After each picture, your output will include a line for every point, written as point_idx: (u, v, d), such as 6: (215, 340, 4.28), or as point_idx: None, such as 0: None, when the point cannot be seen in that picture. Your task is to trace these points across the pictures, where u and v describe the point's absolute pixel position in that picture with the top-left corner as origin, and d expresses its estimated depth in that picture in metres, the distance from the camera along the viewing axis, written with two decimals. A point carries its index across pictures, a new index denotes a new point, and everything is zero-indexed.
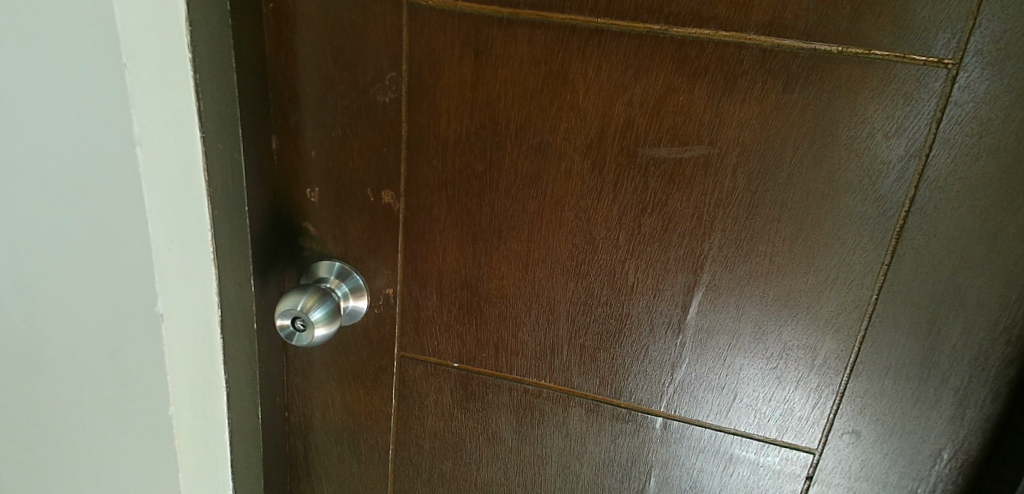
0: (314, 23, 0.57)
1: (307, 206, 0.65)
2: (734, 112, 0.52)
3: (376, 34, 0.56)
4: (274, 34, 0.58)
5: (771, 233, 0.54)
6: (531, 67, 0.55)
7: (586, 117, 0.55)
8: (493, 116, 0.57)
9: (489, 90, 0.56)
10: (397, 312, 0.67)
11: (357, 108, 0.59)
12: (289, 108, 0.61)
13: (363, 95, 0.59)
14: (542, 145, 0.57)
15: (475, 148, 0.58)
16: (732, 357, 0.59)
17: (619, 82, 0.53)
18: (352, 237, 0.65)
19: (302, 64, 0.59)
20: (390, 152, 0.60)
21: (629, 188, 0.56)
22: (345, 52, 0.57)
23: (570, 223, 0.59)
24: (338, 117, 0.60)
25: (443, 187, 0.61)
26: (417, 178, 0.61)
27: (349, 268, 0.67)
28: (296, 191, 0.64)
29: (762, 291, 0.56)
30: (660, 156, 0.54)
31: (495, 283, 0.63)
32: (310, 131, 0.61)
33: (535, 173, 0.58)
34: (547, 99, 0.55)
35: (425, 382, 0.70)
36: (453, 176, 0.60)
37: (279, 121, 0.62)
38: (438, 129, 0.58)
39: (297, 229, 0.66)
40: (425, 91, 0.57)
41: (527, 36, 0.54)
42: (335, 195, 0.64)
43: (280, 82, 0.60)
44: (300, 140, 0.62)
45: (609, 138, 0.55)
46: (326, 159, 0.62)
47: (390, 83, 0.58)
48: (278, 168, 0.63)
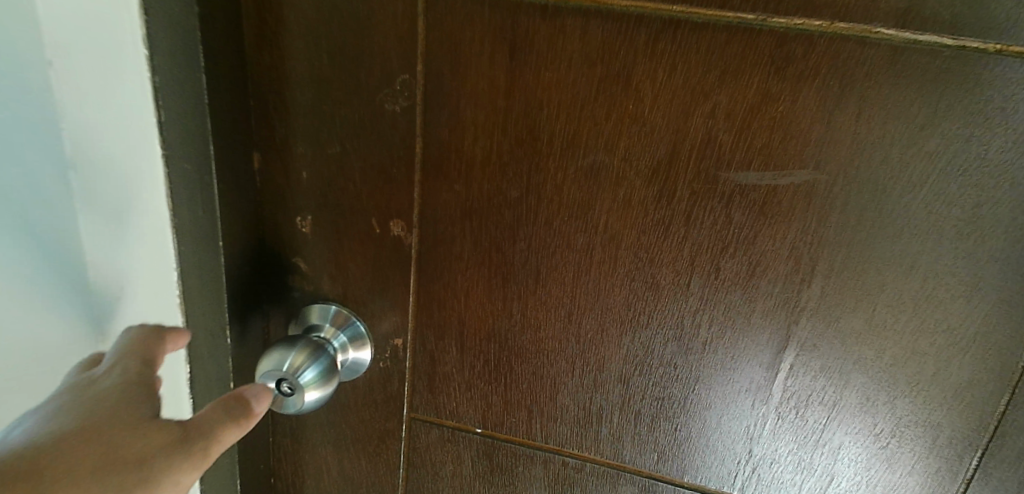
0: (305, 12, 0.45)
1: (297, 238, 0.53)
2: (849, 128, 0.40)
3: (384, 25, 0.44)
4: (254, 23, 0.46)
5: (889, 283, 0.43)
6: (584, 68, 0.43)
7: (653, 134, 0.43)
8: (533, 130, 0.45)
9: (528, 97, 0.44)
10: (407, 366, 0.55)
11: (359, 119, 0.47)
12: (274, 118, 0.49)
13: (367, 103, 0.46)
14: (594, 167, 0.45)
15: (509, 170, 0.46)
16: (829, 435, 0.47)
17: (698, 88, 0.41)
18: (353, 276, 0.53)
19: (290, 63, 0.47)
20: (401, 173, 0.48)
21: (706, 222, 0.44)
22: (345, 48, 0.45)
23: (628, 264, 0.47)
24: (335, 129, 0.48)
25: (467, 218, 0.49)
26: (435, 207, 0.49)
27: (348, 313, 0.54)
28: (284, 219, 0.52)
29: (873, 354, 0.44)
30: (749, 183, 0.43)
31: (530, 334, 0.51)
32: (301, 147, 0.49)
33: (584, 203, 0.46)
34: (602, 110, 0.43)
35: (440, 449, 0.58)
36: (480, 205, 0.48)
37: (262, 134, 0.49)
38: (462, 146, 0.47)
39: (286, 265, 0.54)
40: (446, 98, 0.45)
41: (580, 28, 0.42)
42: (331, 225, 0.52)
43: (263, 85, 0.48)
44: (288, 157, 0.50)
45: (682, 159, 0.43)
46: (321, 181, 0.50)
47: (401, 88, 0.46)
48: (262, 192, 0.51)
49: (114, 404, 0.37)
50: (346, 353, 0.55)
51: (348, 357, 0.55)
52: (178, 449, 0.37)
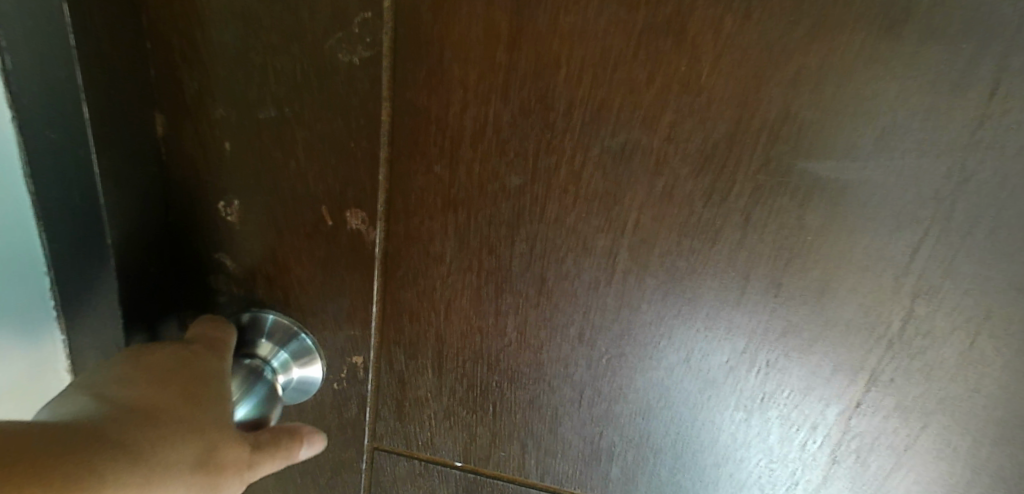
0: None
1: (219, 231, 0.40)
2: (978, 110, 0.30)
3: None
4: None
5: (997, 310, 0.33)
6: (622, 12, 0.30)
7: (709, 107, 0.32)
8: (545, 97, 0.33)
9: (539, 51, 0.32)
10: (370, 388, 0.44)
11: (301, 72, 0.34)
12: (179, 68, 0.35)
13: (313, 52, 0.33)
14: (627, 149, 0.33)
15: (509, 150, 0.35)
16: (893, 482, 0.39)
17: (780, 46, 0.30)
18: (295, 280, 0.41)
19: None
20: (362, 149, 0.36)
21: (768, 227, 0.34)
22: None
23: (661, 275, 0.36)
24: (268, 86, 0.35)
25: (451, 212, 0.37)
26: (408, 195, 0.37)
27: (291, 323, 0.42)
28: (199, 207, 0.39)
29: (964, 393, 0.36)
30: (833, 177, 0.32)
31: (528, 356, 0.41)
32: (220, 109, 0.36)
33: (609, 197, 0.35)
34: (642, 72, 0.31)
35: (410, 483, 0.47)
36: (469, 194, 0.36)
37: (164, 91, 0.35)
38: (446, 115, 0.34)
39: (205, 265, 0.41)
40: (425, 46, 0.33)
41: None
42: (266, 214, 0.39)
43: (160, 20, 0.34)
44: (202, 122, 0.36)
45: (746, 143, 0.32)
46: (250, 157, 0.37)
47: (360, 31, 0.32)
48: (167, 170, 0.38)
49: (206, 390, 0.34)
50: (290, 373, 0.43)
51: (293, 378, 0.43)
52: (245, 466, 0.33)
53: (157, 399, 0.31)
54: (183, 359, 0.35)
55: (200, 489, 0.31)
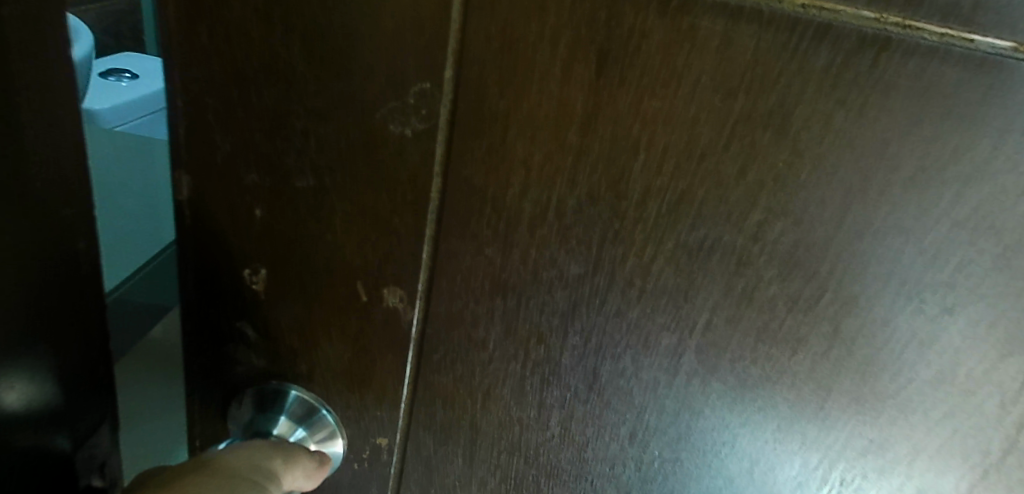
0: None
1: (241, 300, 0.36)
2: None
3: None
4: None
5: None
6: (715, 100, 0.27)
7: (805, 207, 0.28)
8: (617, 184, 0.29)
9: (615, 134, 0.28)
10: (395, 469, 0.41)
11: (348, 139, 0.31)
12: (210, 129, 0.32)
13: (362, 121, 0.30)
14: (705, 246, 0.30)
15: (571, 237, 0.31)
16: None
17: (892, 149, 0.26)
18: (321, 355, 0.37)
19: (236, 47, 0.29)
20: (406, 224, 0.32)
21: (859, 341, 0.30)
22: (328, 30, 0.28)
23: (730, 381, 0.33)
24: (310, 152, 0.32)
25: (500, 298, 0.33)
26: (452, 277, 0.33)
27: (312, 398, 0.39)
28: (220, 276, 0.36)
29: None
30: (938, 293, 0.29)
31: (571, 449, 0.37)
32: (252, 172, 0.32)
33: (680, 295, 0.31)
34: (732, 165, 0.28)
35: None
36: (522, 280, 0.32)
37: (192, 152, 0.32)
38: (503, 196, 0.31)
39: (224, 331, 0.38)
40: (488, 120, 0.29)
41: (718, 37, 0.26)
42: (294, 284, 0.35)
43: (192, 78, 0.30)
44: (231, 186, 0.33)
45: (843, 249, 0.29)
46: (283, 224, 0.34)
47: (416, 101, 0.29)
48: (190, 232, 0.35)
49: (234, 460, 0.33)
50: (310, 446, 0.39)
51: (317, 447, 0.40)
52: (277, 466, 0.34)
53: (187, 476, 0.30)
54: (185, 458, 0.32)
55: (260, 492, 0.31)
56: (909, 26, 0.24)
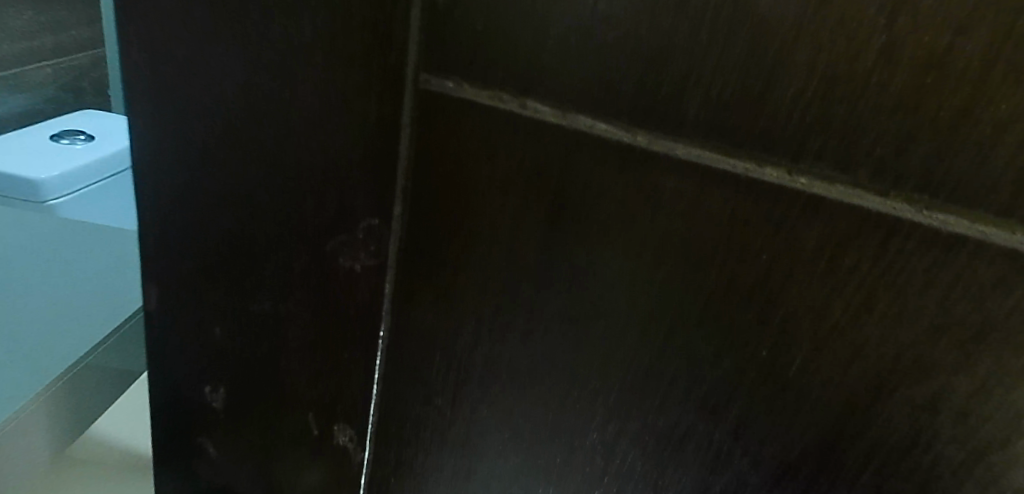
0: (228, 95, 0.27)
1: (201, 416, 0.35)
2: None
3: (343, 129, 0.25)
4: (137, 98, 0.28)
5: None
6: (686, 269, 0.23)
7: (798, 406, 0.23)
8: (577, 348, 0.26)
9: (572, 293, 0.25)
10: None
11: (300, 270, 0.29)
12: (181, 243, 0.31)
13: (314, 251, 0.28)
14: (677, 430, 0.25)
15: (528, 396, 0.27)
16: None
17: (911, 356, 0.21)
18: (278, 481, 0.35)
19: (207, 170, 0.29)
20: (356, 359, 0.30)
21: None
22: (285, 160, 0.27)
23: None
24: (267, 276, 0.30)
25: (452, 449, 0.30)
26: (405, 423, 0.30)
27: None
28: (183, 388, 0.35)
29: None
30: None
31: None
32: (217, 291, 0.31)
33: (649, 477, 0.27)
34: (706, 345, 0.24)
35: None
36: (475, 433, 0.29)
37: (164, 263, 0.32)
38: (454, 343, 0.28)
39: (185, 446, 0.36)
40: (440, 263, 0.27)
41: (685, 201, 0.22)
42: (252, 406, 0.33)
43: (168, 195, 0.30)
44: (199, 301, 0.32)
45: (843, 459, 0.23)
46: (243, 345, 0.32)
47: (365, 237, 0.27)
48: (155, 344, 0.34)
49: None
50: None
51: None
52: None
53: None
54: None
55: None
56: (919, 213, 0.19)
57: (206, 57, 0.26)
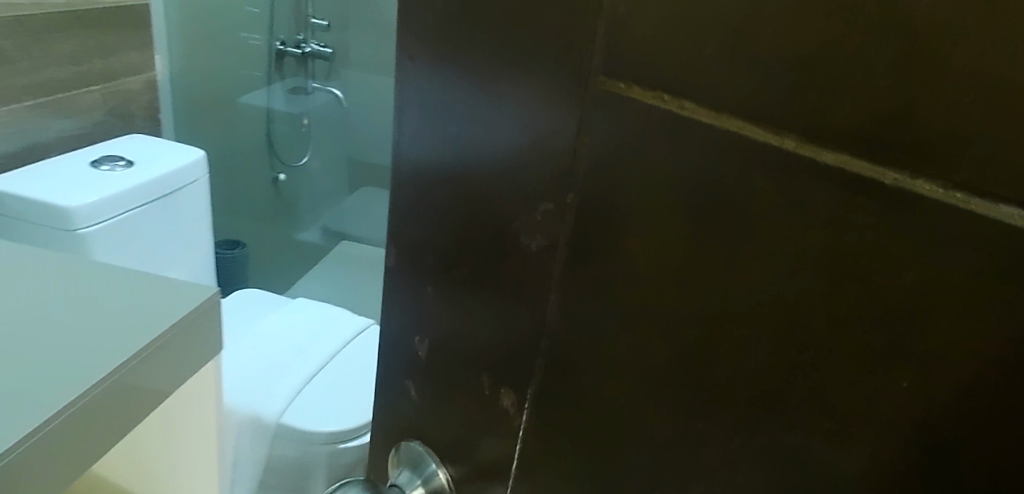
0: (461, 101, 0.34)
1: (410, 366, 0.44)
2: None
3: (539, 130, 0.31)
4: (402, 108, 0.38)
5: None
6: (827, 259, 0.24)
7: (913, 412, 0.24)
8: (719, 328, 0.28)
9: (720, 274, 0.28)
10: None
11: (494, 249, 0.35)
12: (409, 217, 0.40)
13: (504, 232, 0.34)
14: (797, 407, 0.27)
15: (672, 364, 0.31)
16: None
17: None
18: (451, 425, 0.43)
19: (434, 158, 0.37)
20: (528, 322, 0.35)
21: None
22: (494, 155, 0.33)
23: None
24: (465, 252, 0.37)
25: (603, 403, 0.34)
26: (561, 385, 0.36)
27: (424, 451, 0.45)
28: (399, 334, 0.44)
29: None
30: None
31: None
32: (429, 260, 0.39)
33: (775, 470, 0.29)
34: (840, 335, 0.25)
35: None
36: (619, 389, 0.33)
37: (400, 231, 0.41)
38: (610, 311, 0.32)
39: (391, 380, 0.47)
40: (600, 246, 0.31)
41: (824, 197, 0.24)
42: (448, 354, 0.41)
43: (409, 178, 0.39)
44: (418, 265, 0.41)
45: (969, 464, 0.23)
46: (443, 307, 0.40)
47: (540, 221, 0.32)
48: (390, 304, 0.44)
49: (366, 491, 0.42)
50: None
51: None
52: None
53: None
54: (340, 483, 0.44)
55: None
56: None
57: (460, 82, 0.34)
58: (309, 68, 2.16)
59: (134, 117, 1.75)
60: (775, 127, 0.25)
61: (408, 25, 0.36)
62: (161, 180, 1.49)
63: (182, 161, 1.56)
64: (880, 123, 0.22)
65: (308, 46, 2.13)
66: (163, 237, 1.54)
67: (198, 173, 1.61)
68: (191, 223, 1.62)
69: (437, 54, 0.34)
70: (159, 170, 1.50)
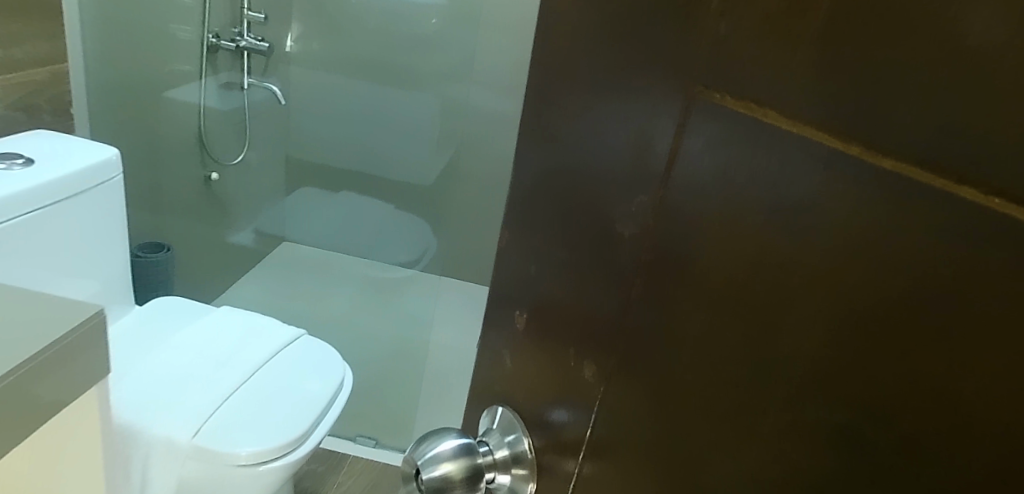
0: (580, 92, 0.41)
1: (510, 329, 0.50)
2: None
3: (638, 123, 0.36)
4: (531, 103, 0.47)
5: None
6: (832, 239, 0.25)
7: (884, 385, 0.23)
8: (748, 312, 0.29)
9: (758, 264, 0.29)
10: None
11: (589, 225, 0.40)
12: (524, 193, 0.47)
13: (604, 216, 0.38)
14: (791, 378, 0.27)
15: (706, 344, 0.31)
16: None
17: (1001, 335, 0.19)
18: (535, 392, 0.47)
19: (550, 143, 0.44)
20: (615, 302, 0.38)
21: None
22: (599, 142, 0.39)
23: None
24: (567, 228, 0.42)
25: (656, 386, 0.35)
26: (627, 370, 0.37)
27: (517, 422, 0.49)
28: (503, 300, 0.51)
29: None
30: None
31: None
32: (538, 234, 0.46)
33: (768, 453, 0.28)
34: (837, 311, 0.25)
35: None
36: (664, 365, 0.34)
37: (516, 208, 0.49)
38: (668, 293, 0.34)
39: (495, 344, 0.53)
40: (679, 235, 0.33)
41: (847, 189, 0.24)
42: (540, 322, 0.46)
43: (528, 159, 0.46)
44: (525, 238, 0.47)
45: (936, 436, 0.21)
46: (541, 278, 0.45)
47: (637, 209, 0.36)
48: (501, 271, 0.51)
49: (459, 446, 0.46)
50: (500, 474, 0.49)
51: (506, 483, 0.49)
52: (472, 460, 0.46)
53: (445, 452, 0.46)
54: (446, 430, 0.48)
55: (459, 460, 0.46)
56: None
57: (572, 72, 0.41)
58: (244, 65, 2.14)
59: (43, 110, 1.54)
60: (818, 122, 0.26)
61: (543, 36, 0.45)
62: (66, 179, 1.39)
63: (90, 161, 1.47)
64: (902, 116, 0.23)
65: (242, 41, 2.10)
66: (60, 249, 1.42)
67: (111, 172, 1.53)
68: (91, 235, 1.51)
69: (558, 52, 0.43)
70: (64, 170, 1.40)
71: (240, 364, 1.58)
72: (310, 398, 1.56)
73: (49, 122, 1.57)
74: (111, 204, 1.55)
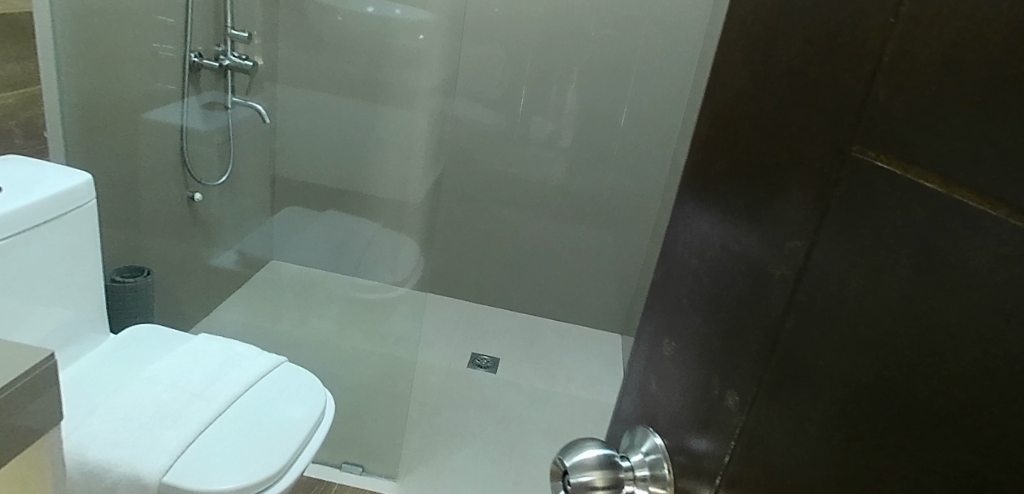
0: (750, 134, 0.44)
1: (659, 353, 0.54)
2: None
3: (794, 168, 0.37)
4: (708, 143, 0.51)
5: None
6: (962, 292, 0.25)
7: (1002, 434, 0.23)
8: (872, 355, 0.29)
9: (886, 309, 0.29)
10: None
11: (743, 263, 0.42)
12: (691, 224, 0.51)
13: (757, 255, 0.40)
14: (908, 421, 0.27)
15: (830, 384, 0.32)
16: None
17: None
18: (677, 417, 0.48)
19: (718, 181, 0.47)
20: (757, 338, 0.39)
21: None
22: (759, 184, 0.41)
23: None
24: (723, 262, 0.45)
25: (785, 420, 0.35)
26: (764, 407, 0.37)
27: (656, 444, 0.51)
28: (658, 325, 0.55)
29: None
30: None
31: None
32: (696, 265, 0.49)
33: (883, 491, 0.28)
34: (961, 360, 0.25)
35: None
36: (790, 400, 0.35)
37: (682, 238, 0.53)
38: (798, 332, 0.35)
39: (645, 367, 0.57)
40: (821, 280, 0.33)
41: (999, 249, 0.24)
42: (687, 350, 0.49)
43: (701, 192, 0.50)
44: (684, 268, 0.51)
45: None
46: (693, 307, 0.48)
47: (789, 253, 0.36)
48: (660, 297, 0.55)
49: (601, 458, 0.53)
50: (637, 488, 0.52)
51: None
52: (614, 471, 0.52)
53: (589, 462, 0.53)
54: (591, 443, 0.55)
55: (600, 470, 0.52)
56: None
57: (745, 117, 0.45)
58: (229, 84, 2.12)
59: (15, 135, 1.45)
60: (969, 184, 0.25)
61: (723, 85, 0.49)
62: (37, 206, 1.33)
63: (57, 188, 1.40)
64: None
65: (226, 59, 2.08)
66: (19, 290, 1.33)
67: (85, 197, 1.47)
68: (60, 266, 1.44)
69: (735, 98, 0.47)
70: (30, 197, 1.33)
71: (217, 398, 1.52)
72: (286, 434, 1.50)
73: (21, 147, 1.48)
74: (81, 233, 1.48)
